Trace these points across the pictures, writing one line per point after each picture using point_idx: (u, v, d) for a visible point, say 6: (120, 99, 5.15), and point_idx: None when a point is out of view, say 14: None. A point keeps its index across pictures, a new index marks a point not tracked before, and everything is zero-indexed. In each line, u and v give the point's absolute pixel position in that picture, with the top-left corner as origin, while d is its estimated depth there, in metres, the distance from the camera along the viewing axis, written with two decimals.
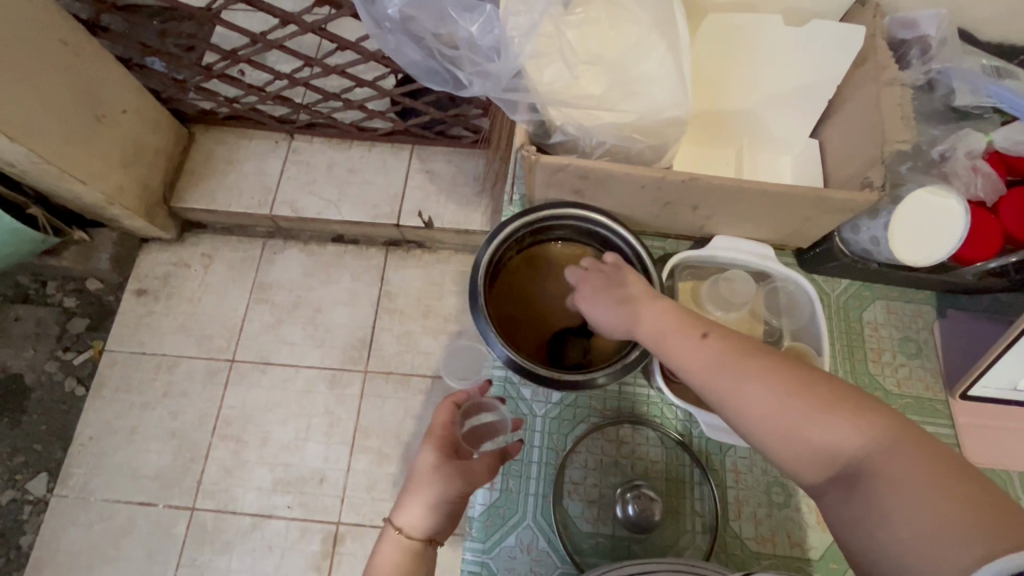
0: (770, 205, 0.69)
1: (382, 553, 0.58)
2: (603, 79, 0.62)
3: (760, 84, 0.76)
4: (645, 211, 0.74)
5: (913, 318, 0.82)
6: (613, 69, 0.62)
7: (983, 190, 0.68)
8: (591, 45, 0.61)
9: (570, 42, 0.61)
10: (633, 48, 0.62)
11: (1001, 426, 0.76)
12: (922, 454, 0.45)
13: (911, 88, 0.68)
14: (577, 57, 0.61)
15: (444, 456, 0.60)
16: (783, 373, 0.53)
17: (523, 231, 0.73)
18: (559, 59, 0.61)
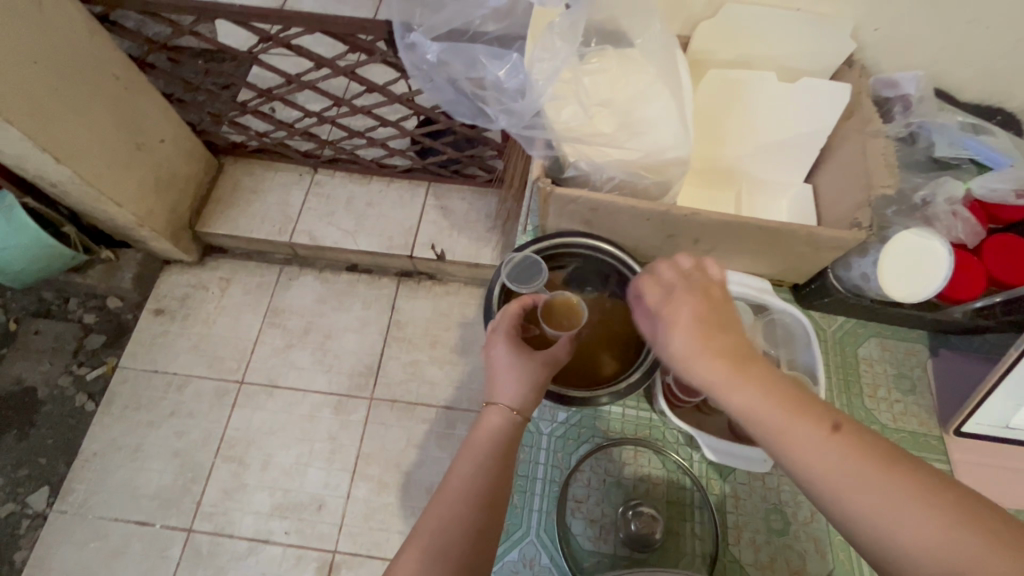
0: (766, 241, 0.74)
1: (488, 429, 0.61)
2: (615, 121, 0.69)
3: (757, 133, 0.83)
4: (650, 243, 0.79)
5: (906, 356, 0.86)
6: (625, 111, 0.69)
7: (963, 234, 0.73)
8: (602, 92, 0.69)
9: (584, 89, 0.68)
10: (640, 95, 0.69)
11: (996, 463, 0.78)
12: None
13: (894, 140, 0.75)
14: (589, 101, 0.69)
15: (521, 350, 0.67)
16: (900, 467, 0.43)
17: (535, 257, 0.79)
18: (575, 103, 0.68)
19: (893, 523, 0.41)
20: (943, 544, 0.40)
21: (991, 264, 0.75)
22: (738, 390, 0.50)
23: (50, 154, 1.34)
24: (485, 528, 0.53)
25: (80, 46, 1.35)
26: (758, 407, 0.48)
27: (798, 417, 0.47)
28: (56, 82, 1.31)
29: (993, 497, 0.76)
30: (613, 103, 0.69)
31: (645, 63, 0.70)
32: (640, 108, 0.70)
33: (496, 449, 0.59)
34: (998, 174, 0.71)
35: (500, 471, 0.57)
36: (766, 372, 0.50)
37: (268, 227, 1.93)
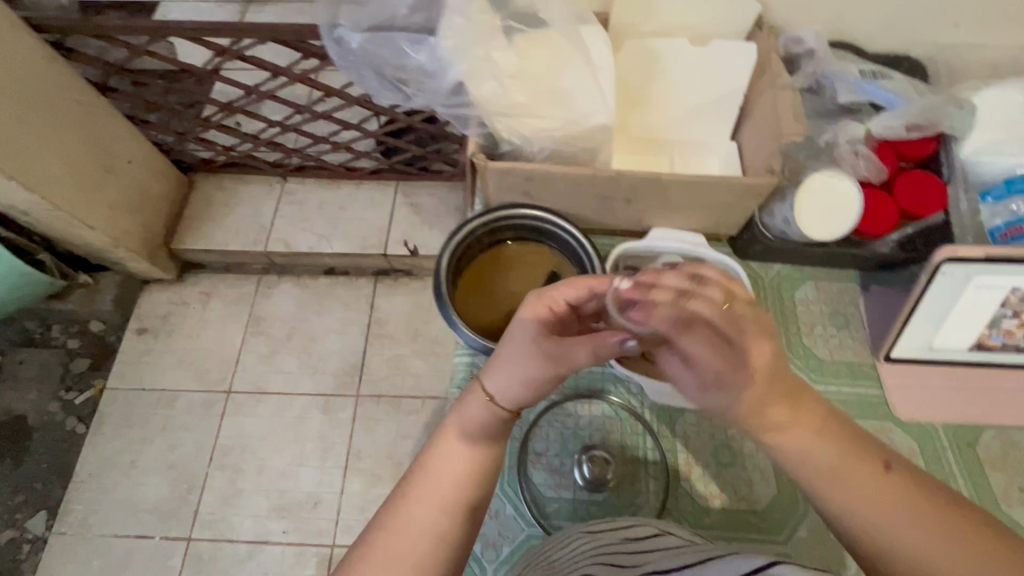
0: (692, 196, 0.80)
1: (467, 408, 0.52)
2: (534, 94, 0.74)
3: (680, 97, 0.89)
4: (588, 208, 0.84)
5: (840, 294, 0.91)
6: (546, 84, 0.75)
7: (867, 171, 0.79)
8: (521, 68, 0.74)
9: (500, 65, 0.72)
10: (558, 69, 0.75)
11: (928, 384, 0.83)
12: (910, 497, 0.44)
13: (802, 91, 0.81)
14: (508, 76, 0.73)
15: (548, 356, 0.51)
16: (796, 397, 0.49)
17: (480, 230, 0.84)
18: (491, 79, 0.72)
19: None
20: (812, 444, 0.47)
21: (903, 198, 0.81)
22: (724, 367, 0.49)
23: (18, 181, 1.37)
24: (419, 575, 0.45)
25: (39, 74, 1.38)
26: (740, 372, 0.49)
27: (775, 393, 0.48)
28: (18, 110, 1.33)
29: (925, 415, 0.81)
30: (534, 77, 0.75)
31: (562, 38, 0.76)
32: (557, 81, 0.75)
33: (457, 487, 0.49)
34: (891, 113, 0.78)
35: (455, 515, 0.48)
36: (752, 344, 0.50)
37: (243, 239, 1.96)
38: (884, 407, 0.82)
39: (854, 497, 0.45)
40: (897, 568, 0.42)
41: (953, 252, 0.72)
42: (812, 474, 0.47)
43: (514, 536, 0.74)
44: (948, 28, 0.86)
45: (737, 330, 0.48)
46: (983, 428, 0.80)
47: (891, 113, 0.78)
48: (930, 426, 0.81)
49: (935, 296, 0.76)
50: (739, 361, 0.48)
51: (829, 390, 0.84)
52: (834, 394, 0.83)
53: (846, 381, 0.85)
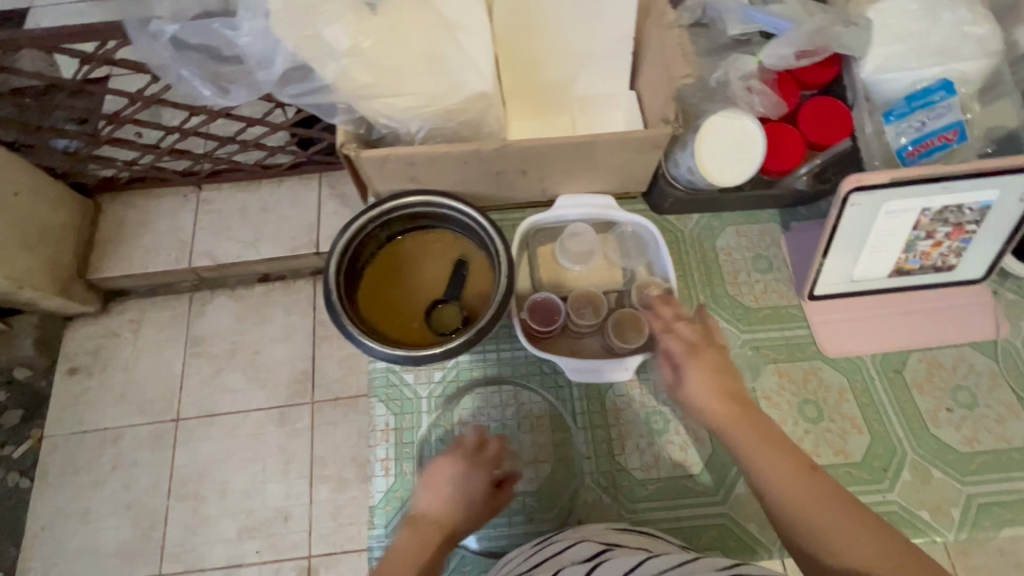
0: (588, 157, 0.74)
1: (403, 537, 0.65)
2: (387, 72, 0.64)
3: (570, 49, 0.82)
4: (484, 184, 0.78)
5: (762, 236, 0.88)
6: (400, 56, 0.64)
7: (762, 107, 0.75)
8: (364, 44, 0.62)
9: (331, 43, 0.60)
10: (416, 36, 0.65)
11: (855, 316, 0.81)
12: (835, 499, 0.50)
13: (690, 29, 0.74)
14: (344, 54, 0.61)
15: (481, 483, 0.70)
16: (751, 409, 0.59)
17: (369, 225, 0.76)
18: (329, 59, 0.61)
19: (842, 557, 0.46)
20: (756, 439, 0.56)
21: (807, 129, 0.77)
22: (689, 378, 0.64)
23: None
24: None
25: None
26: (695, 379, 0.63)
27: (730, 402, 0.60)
28: None
29: (853, 348, 0.79)
30: (381, 46, 0.63)
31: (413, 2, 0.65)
32: (411, 57, 0.65)
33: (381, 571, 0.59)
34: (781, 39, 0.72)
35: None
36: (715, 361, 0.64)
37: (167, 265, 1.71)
38: (811, 347, 0.80)
39: (777, 475, 0.52)
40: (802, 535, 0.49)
41: (858, 181, 0.69)
42: (745, 453, 0.56)
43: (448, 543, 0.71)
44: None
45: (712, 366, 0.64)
46: (909, 353, 0.79)
47: (780, 41, 0.72)
48: (858, 359, 0.79)
49: (849, 227, 0.74)
50: (694, 377, 0.63)
51: (757, 338, 0.81)
52: (761, 341, 0.81)
53: (773, 326, 0.82)
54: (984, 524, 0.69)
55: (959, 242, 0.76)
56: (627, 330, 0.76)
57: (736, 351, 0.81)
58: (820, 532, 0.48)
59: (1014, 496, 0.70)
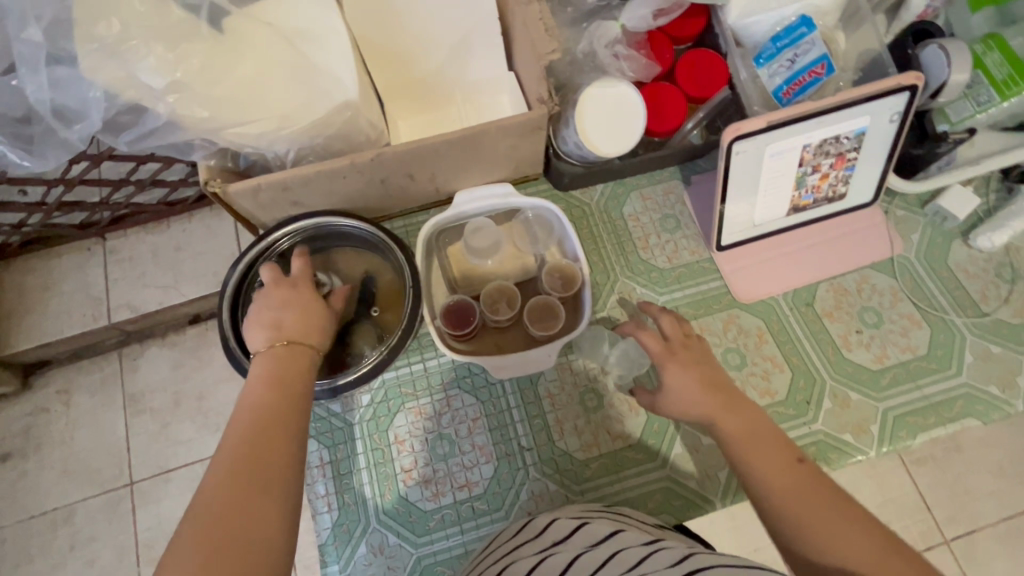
0: (473, 149, 0.72)
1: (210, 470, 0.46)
2: (227, 97, 0.59)
3: (438, 39, 0.78)
4: (373, 196, 0.75)
5: (666, 196, 0.89)
6: (236, 84, 0.60)
7: (632, 71, 0.75)
8: (193, 77, 0.58)
9: (151, 84, 0.57)
10: (249, 58, 0.60)
11: (762, 258, 0.83)
12: (809, 484, 0.48)
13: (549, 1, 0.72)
14: (176, 92, 0.58)
15: (291, 352, 0.56)
16: (731, 393, 0.58)
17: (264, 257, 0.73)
18: (158, 99, 0.58)
19: (825, 541, 0.44)
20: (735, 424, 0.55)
21: (686, 85, 0.77)
22: (668, 372, 0.61)
23: None
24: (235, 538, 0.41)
25: None
26: (677, 372, 0.61)
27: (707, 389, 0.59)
28: None
29: (764, 291, 0.82)
30: (211, 70, 0.58)
31: (250, 21, 0.61)
32: (254, 79, 0.61)
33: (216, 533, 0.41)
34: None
35: (249, 506, 0.43)
36: (693, 353, 0.63)
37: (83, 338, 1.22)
38: (726, 297, 0.82)
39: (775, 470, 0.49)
40: (792, 528, 0.46)
41: (739, 130, 0.69)
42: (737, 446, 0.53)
43: (404, 563, 0.70)
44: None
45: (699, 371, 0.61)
46: (816, 285, 0.82)
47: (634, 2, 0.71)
48: (771, 301, 0.82)
49: (740, 175, 0.74)
50: (674, 370, 0.61)
51: (675, 299, 0.83)
52: (679, 300, 0.82)
53: (689, 283, 0.84)
54: (898, 433, 0.73)
55: (844, 171, 0.79)
56: (545, 317, 0.74)
57: None
58: (812, 527, 0.45)
59: (922, 401, 0.74)
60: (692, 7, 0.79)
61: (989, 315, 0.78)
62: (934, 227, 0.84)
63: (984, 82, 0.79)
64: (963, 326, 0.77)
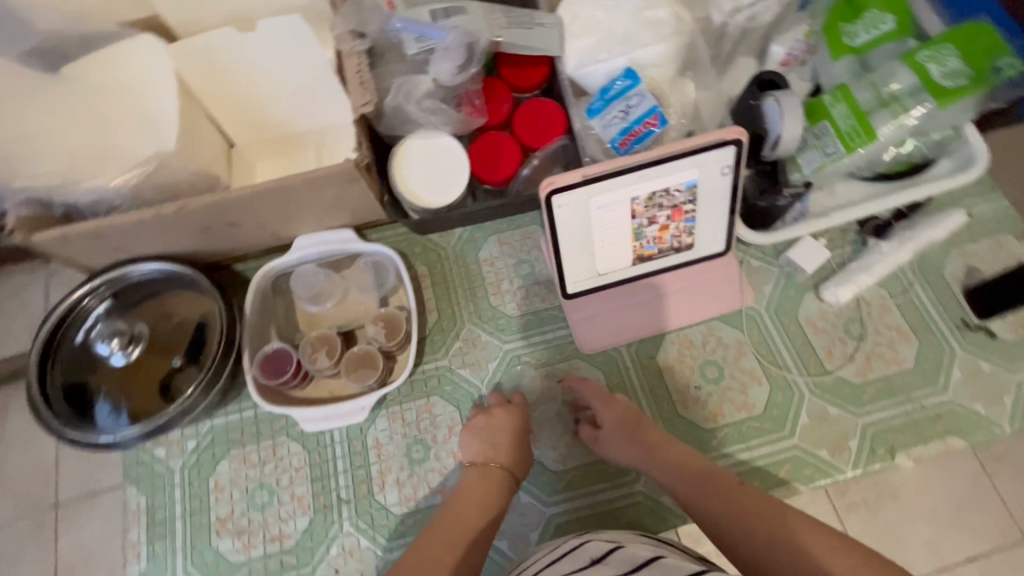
0: (296, 198, 0.72)
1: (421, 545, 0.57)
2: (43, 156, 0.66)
3: (272, 91, 0.76)
4: (204, 242, 0.76)
5: (524, 240, 0.87)
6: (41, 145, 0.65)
7: (447, 126, 0.77)
8: None
9: None
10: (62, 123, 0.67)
11: (610, 308, 0.80)
12: (766, 516, 0.53)
13: (367, 56, 0.74)
14: None
15: (485, 475, 0.66)
16: (663, 443, 0.67)
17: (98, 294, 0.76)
18: None
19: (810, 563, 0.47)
20: (677, 476, 0.63)
21: (517, 137, 0.78)
22: (614, 449, 0.69)
23: None
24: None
25: None
26: (615, 444, 0.69)
27: (639, 444, 0.67)
28: None
29: (609, 341, 0.80)
30: None
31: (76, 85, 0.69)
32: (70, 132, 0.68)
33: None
34: (443, 51, 0.72)
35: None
36: (629, 414, 0.70)
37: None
38: (571, 347, 0.81)
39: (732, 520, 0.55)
40: (766, 557, 0.50)
41: (553, 183, 0.69)
42: (694, 495, 0.60)
43: None
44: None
45: (631, 436, 0.68)
46: (662, 337, 0.81)
47: (445, 56, 0.72)
48: (615, 351, 0.80)
49: (565, 229, 0.73)
50: (609, 446, 0.70)
51: (518, 346, 0.81)
52: (523, 349, 0.81)
53: (535, 331, 0.82)
54: None
55: (685, 223, 0.77)
56: (364, 366, 0.75)
57: (499, 362, 0.81)
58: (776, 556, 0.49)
59: (749, 463, 0.73)
60: (534, 57, 0.79)
61: (832, 373, 0.76)
62: (786, 278, 0.82)
63: (830, 134, 0.76)
64: (801, 384, 0.76)
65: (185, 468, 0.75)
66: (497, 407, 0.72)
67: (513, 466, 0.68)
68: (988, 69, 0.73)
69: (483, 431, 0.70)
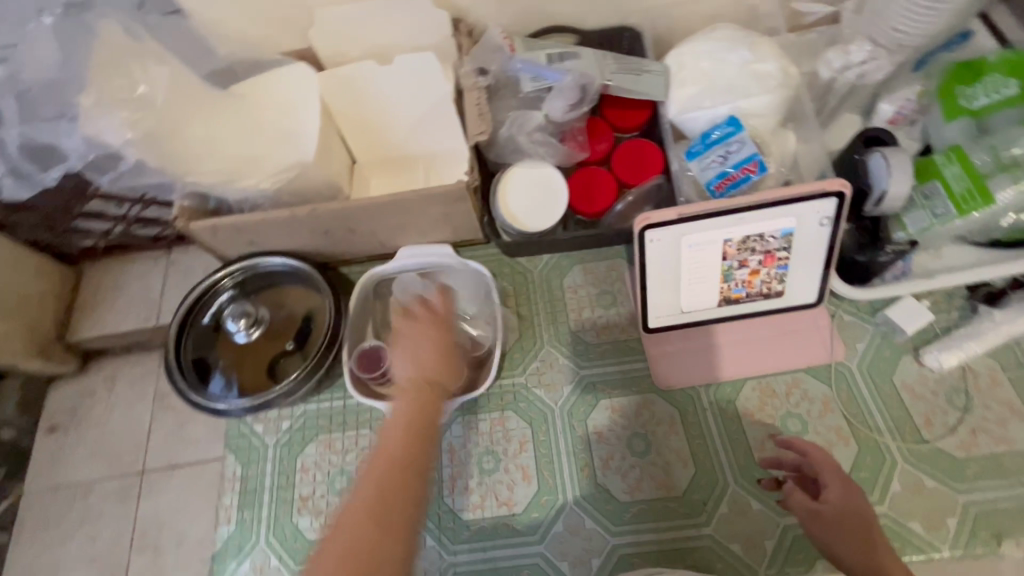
0: (409, 210, 0.79)
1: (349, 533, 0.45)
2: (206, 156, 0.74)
3: (398, 117, 0.85)
4: (322, 243, 0.85)
5: (608, 272, 0.90)
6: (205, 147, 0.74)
7: (551, 157, 0.83)
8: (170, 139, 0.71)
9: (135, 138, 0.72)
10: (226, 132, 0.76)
11: (690, 348, 0.81)
12: None
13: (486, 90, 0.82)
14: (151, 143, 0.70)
15: (420, 391, 0.56)
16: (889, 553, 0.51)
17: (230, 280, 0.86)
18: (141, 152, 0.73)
19: None
20: None
21: (615, 172, 0.82)
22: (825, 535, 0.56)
23: None
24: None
25: None
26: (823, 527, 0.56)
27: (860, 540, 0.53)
28: None
29: (688, 380, 0.80)
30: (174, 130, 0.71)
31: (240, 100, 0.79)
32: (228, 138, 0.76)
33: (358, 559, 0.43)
34: (558, 90, 0.80)
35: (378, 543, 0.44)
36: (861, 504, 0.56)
37: (76, 295, 1.00)
38: (648, 381, 0.81)
39: None
40: None
41: (648, 219, 0.72)
42: None
43: None
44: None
45: (841, 530, 0.55)
46: (743, 382, 0.79)
47: (558, 92, 0.80)
48: (692, 391, 0.80)
49: (655, 265, 0.75)
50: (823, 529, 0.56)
51: (594, 373, 0.83)
52: (599, 377, 0.83)
53: (612, 361, 0.84)
54: (793, 555, 0.70)
55: (776, 270, 0.77)
56: None
57: (575, 386, 0.82)
58: None
59: None
60: (638, 100, 0.83)
61: (928, 442, 0.71)
62: (882, 338, 0.79)
63: (941, 194, 0.74)
64: (894, 450, 0.72)
65: (278, 446, 0.82)
66: (418, 313, 0.62)
67: (441, 376, 0.59)
68: None
69: (418, 347, 0.59)
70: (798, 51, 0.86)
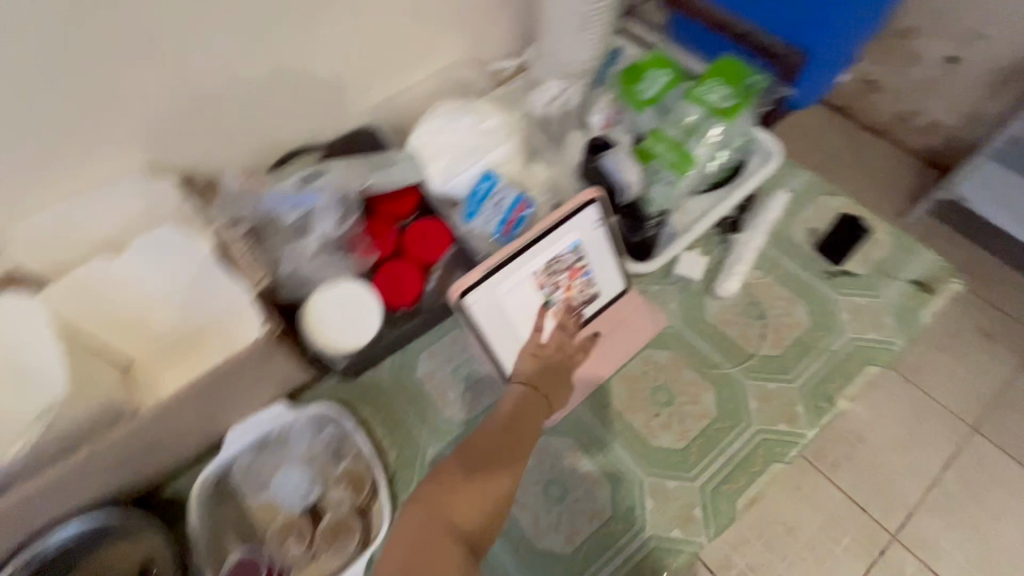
0: (214, 392, 0.70)
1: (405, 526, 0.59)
2: None
3: (162, 302, 0.74)
4: (122, 477, 0.70)
5: (452, 346, 0.90)
6: None
7: (345, 272, 0.81)
8: None
9: None
10: None
11: None
12: None
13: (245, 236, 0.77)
14: None
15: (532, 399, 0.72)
16: None
17: None
18: None
19: None
20: None
21: (412, 258, 0.83)
22: None
23: None
24: (469, 478, 0.62)
25: None
26: None
27: None
28: None
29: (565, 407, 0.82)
30: None
31: None
32: None
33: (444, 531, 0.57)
34: (322, 210, 0.79)
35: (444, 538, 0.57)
36: None
37: None
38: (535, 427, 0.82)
39: None
40: None
41: (459, 287, 0.75)
42: None
43: None
44: (360, 95, 0.93)
45: None
46: (608, 383, 0.84)
47: (322, 213, 0.79)
48: (575, 415, 0.82)
49: (487, 324, 0.78)
50: None
51: None
52: None
53: None
54: (717, 510, 0.75)
55: (584, 278, 0.84)
56: (341, 534, 0.72)
57: None
58: None
59: (727, 465, 0.77)
60: (402, 189, 0.87)
61: (754, 354, 0.84)
62: (683, 291, 0.92)
63: (663, 170, 0.91)
64: (736, 375, 0.83)
65: None
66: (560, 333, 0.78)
67: (554, 396, 0.74)
68: (746, 90, 0.93)
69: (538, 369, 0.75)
70: (513, 99, 0.99)
